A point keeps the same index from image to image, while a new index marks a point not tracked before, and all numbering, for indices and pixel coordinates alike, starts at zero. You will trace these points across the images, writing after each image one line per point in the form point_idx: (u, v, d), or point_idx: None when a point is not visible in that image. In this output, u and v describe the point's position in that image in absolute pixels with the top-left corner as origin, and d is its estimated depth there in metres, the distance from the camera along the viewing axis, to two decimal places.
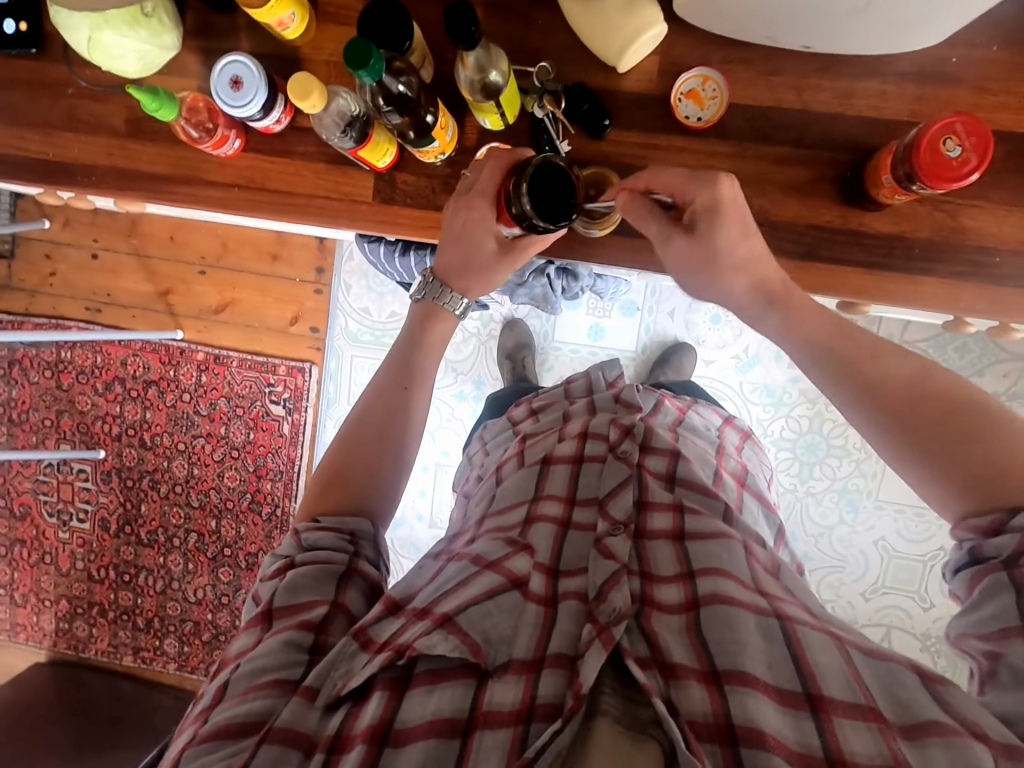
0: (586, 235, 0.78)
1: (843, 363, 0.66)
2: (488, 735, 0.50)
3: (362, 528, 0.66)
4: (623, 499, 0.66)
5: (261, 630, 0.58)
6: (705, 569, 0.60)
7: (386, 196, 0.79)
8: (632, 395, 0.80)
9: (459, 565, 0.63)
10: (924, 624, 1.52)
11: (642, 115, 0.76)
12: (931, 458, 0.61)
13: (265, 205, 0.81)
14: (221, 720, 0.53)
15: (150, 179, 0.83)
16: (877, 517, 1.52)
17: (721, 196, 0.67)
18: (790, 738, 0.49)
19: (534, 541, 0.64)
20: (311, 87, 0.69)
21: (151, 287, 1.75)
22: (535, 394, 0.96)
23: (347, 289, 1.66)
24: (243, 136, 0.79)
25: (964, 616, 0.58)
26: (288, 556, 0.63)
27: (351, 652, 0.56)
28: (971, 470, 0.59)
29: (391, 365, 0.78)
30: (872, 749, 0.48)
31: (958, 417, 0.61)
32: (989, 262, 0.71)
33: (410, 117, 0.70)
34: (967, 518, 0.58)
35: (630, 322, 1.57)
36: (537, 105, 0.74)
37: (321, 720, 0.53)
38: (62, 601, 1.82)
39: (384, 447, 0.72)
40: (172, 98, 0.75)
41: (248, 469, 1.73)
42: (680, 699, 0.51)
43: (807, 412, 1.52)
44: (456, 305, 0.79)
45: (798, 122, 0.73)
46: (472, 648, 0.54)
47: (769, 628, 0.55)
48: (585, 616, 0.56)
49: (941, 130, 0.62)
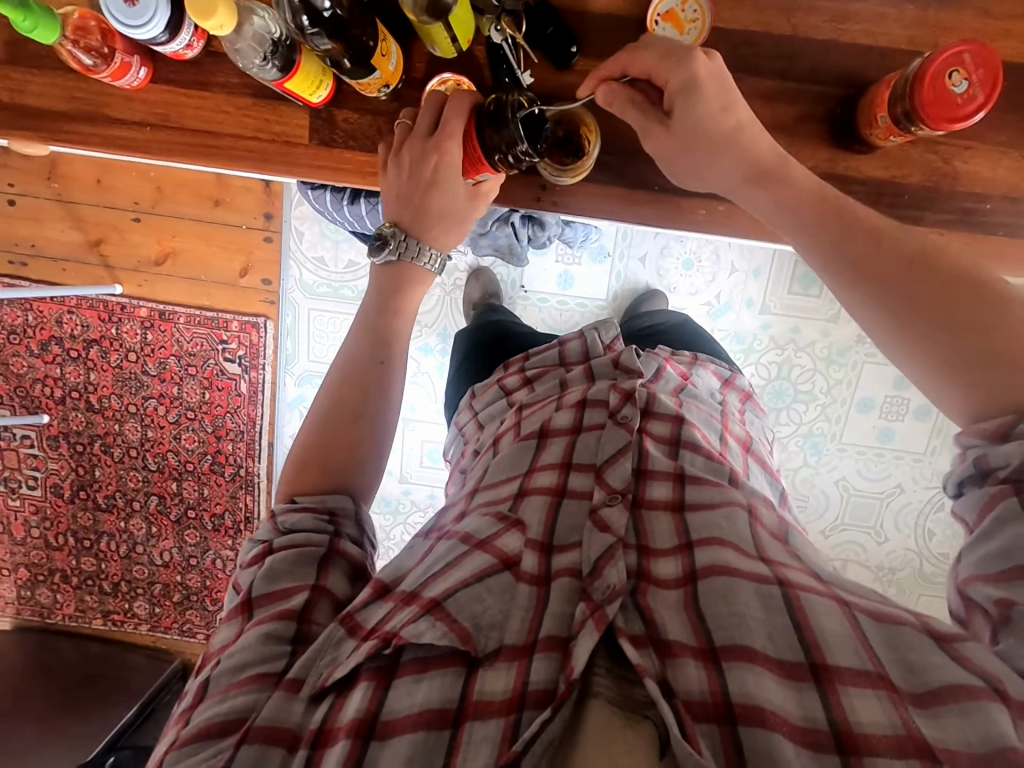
0: (556, 183, 0.69)
1: (839, 239, 0.57)
2: (478, 726, 0.46)
3: (342, 504, 0.60)
4: (621, 467, 0.61)
5: (242, 621, 0.52)
6: (704, 540, 0.56)
7: (325, 137, 0.70)
8: (632, 360, 0.74)
9: (449, 544, 0.58)
10: (877, 556, 1.60)
11: (615, 41, 0.67)
12: (932, 350, 0.51)
13: (185, 149, 0.70)
14: (201, 721, 0.47)
15: (42, 114, 0.70)
16: (839, 458, 1.55)
17: (698, 74, 0.59)
18: (792, 713, 0.46)
19: (526, 516, 0.59)
20: (216, 2, 0.56)
21: (81, 236, 1.58)
22: (527, 356, 0.87)
23: (299, 236, 1.53)
24: (150, 64, 0.68)
25: (970, 551, 0.50)
26: (266, 540, 0.57)
27: (338, 640, 0.51)
28: (973, 363, 0.50)
29: (360, 332, 0.69)
30: (881, 718, 0.45)
31: (960, 296, 0.51)
32: (980, 209, 0.66)
33: (344, 42, 0.59)
34: (974, 423, 0.50)
35: (600, 268, 1.50)
36: (494, 28, 0.64)
37: (305, 713, 0.48)
38: (21, 570, 1.75)
39: (362, 422, 0.65)
40: (52, 14, 0.62)
41: (207, 429, 1.65)
42: (676, 678, 0.47)
43: (776, 359, 1.51)
44: (432, 259, 0.70)
45: (788, 50, 0.66)
46: (461, 635, 0.50)
47: (770, 595, 0.51)
48: (579, 595, 0.52)
49: (945, 63, 0.56)
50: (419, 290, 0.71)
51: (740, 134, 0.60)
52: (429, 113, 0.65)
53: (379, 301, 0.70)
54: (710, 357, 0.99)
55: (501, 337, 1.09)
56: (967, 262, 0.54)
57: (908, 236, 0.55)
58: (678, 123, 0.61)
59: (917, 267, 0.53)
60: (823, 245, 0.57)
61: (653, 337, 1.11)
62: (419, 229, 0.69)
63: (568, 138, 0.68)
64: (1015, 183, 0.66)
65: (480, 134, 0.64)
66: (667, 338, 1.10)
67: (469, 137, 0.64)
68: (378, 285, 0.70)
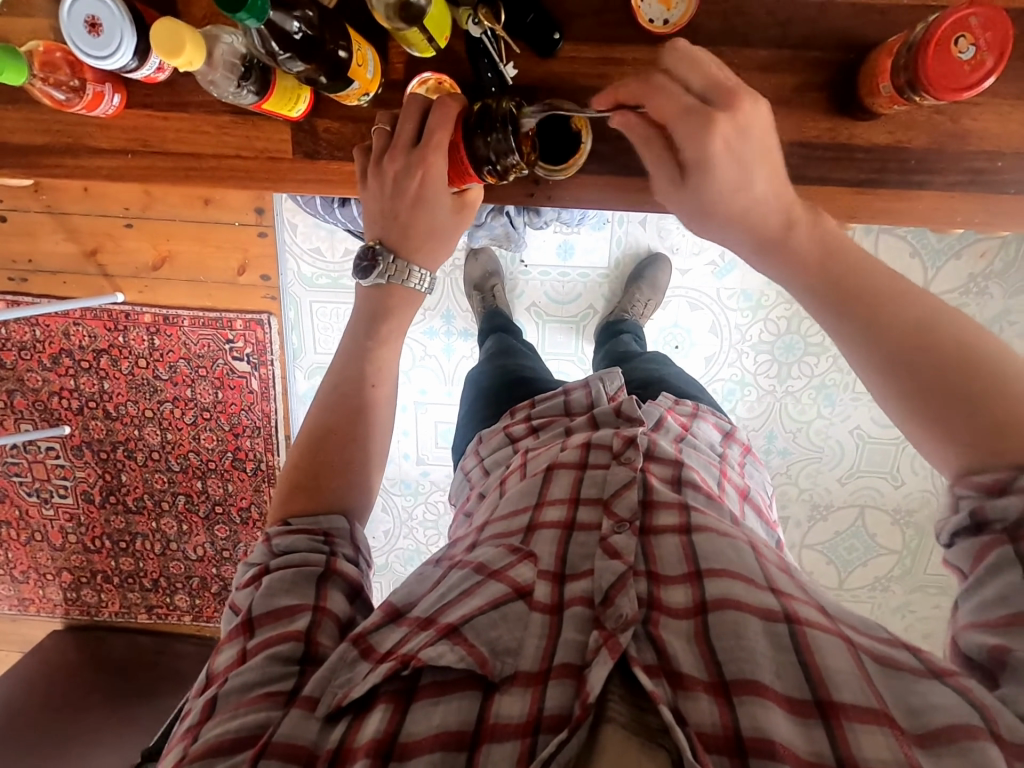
0: (549, 179, 0.69)
1: (841, 306, 0.57)
2: (495, 748, 0.49)
3: (336, 525, 0.62)
4: (628, 498, 0.64)
5: (245, 641, 0.55)
6: (713, 570, 0.58)
7: (309, 149, 0.68)
8: (634, 407, 0.76)
9: (461, 573, 0.60)
10: (895, 499, 1.61)
11: (599, 21, 0.64)
12: (929, 414, 0.52)
13: (169, 173, 0.69)
14: (212, 737, 0.49)
15: (23, 149, 0.69)
16: (853, 407, 1.54)
17: (712, 153, 0.56)
18: (801, 748, 0.48)
19: (538, 548, 0.61)
20: (183, 39, 0.56)
21: (76, 247, 1.57)
22: (534, 401, 0.91)
23: (294, 230, 1.50)
24: (123, 89, 0.66)
25: (967, 598, 0.52)
26: (262, 562, 0.60)
27: (352, 660, 0.54)
28: (964, 424, 0.51)
29: (350, 353, 0.70)
30: (886, 754, 0.47)
31: (964, 373, 0.52)
32: (991, 168, 0.64)
33: (318, 61, 0.58)
34: (967, 476, 0.51)
35: (600, 235, 1.47)
36: (472, 21, 0.62)
37: (322, 732, 0.50)
38: (64, 574, 1.82)
39: (354, 445, 0.67)
40: (17, 55, 0.61)
41: (224, 427, 1.67)
42: (688, 709, 0.50)
43: (784, 314, 1.48)
44: (415, 278, 0.69)
45: (781, 16, 0.62)
46: (478, 659, 0.52)
47: (777, 633, 0.53)
48: (591, 623, 0.54)
49: (953, 26, 0.54)
50: (409, 311, 0.71)
51: (752, 204, 0.59)
52: (411, 119, 0.63)
53: (365, 326, 0.71)
54: (711, 409, 0.98)
55: (517, 381, 1.06)
56: (974, 330, 0.54)
57: (911, 303, 0.55)
58: (690, 190, 0.60)
59: (962, 361, 0.52)
60: (871, 351, 0.55)
61: (659, 378, 1.06)
62: (405, 246, 0.68)
63: (556, 137, 0.67)
64: None
65: (469, 145, 0.64)
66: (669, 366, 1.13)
67: (457, 148, 0.64)
68: (366, 307, 0.71)
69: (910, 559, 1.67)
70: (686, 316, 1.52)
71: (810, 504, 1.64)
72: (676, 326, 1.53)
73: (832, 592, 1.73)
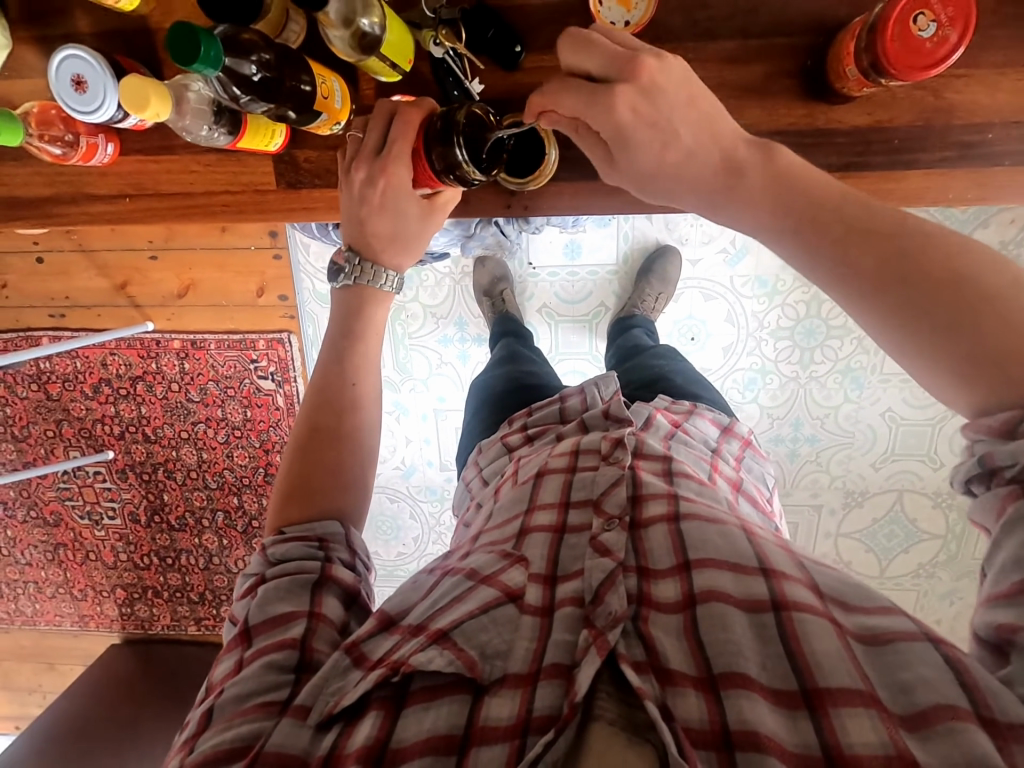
0: (523, 190, 0.75)
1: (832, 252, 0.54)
2: (484, 751, 0.49)
3: (331, 530, 0.66)
4: (617, 495, 0.64)
5: (241, 651, 0.58)
6: (701, 561, 0.58)
7: (291, 179, 0.75)
8: (622, 407, 0.77)
9: (454, 580, 0.61)
10: (935, 482, 1.55)
11: (561, 30, 0.69)
12: (939, 356, 0.51)
13: (162, 212, 0.77)
14: (207, 748, 0.51)
15: (38, 201, 0.78)
16: (882, 389, 1.49)
17: (623, 123, 0.57)
18: (788, 740, 0.47)
19: (529, 552, 0.62)
20: (148, 94, 0.63)
21: (108, 282, 1.66)
22: (531, 409, 0.93)
23: (306, 249, 1.55)
24: (116, 139, 0.75)
25: (992, 569, 0.49)
26: (257, 572, 0.63)
27: (344, 668, 0.55)
28: (979, 367, 0.49)
29: (331, 354, 0.76)
30: (871, 737, 0.45)
31: (968, 299, 0.49)
32: (980, 140, 0.65)
33: (280, 100, 0.65)
34: (978, 418, 0.50)
35: (606, 232, 1.47)
36: (434, 42, 0.68)
37: (313, 740, 0.52)
38: (118, 590, 1.91)
39: (342, 446, 0.72)
40: (14, 119, 0.71)
41: (255, 444, 1.73)
42: (675, 705, 0.49)
43: (802, 298, 1.45)
44: (384, 279, 0.75)
45: (747, 6, 0.66)
46: (467, 663, 0.53)
47: (762, 624, 0.53)
48: (581, 622, 0.54)
49: (910, 9, 0.57)
50: (381, 309, 0.77)
51: (689, 165, 0.58)
52: (377, 130, 0.68)
53: (342, 326, 0.76)
54: (708, 403, 0.98)
55: (525, 389, 1.07)
56: (972, 252, 0.52)
57: (904, 235, 0.53)
58: (620, 167, 0.61)
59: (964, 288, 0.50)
60: (867, 294, 0.53)
61: (663, 376, 1.06)
62: (371, 252, 0.74)
63: (517, 153, 0.73)
64: (1016, 106, 0.64)
65: (429, 153, 0.67)
66: (667, 358, 1.13)
67: (419, 158, 0.68)
68: (340, 310, 0.76)
69: (956, 543, 1.60)
70: (700, 307, 1.50)
71: (844, 492, 1.58)
72: (691, 317, 1.51)
73: (874, 582, 1.67)
